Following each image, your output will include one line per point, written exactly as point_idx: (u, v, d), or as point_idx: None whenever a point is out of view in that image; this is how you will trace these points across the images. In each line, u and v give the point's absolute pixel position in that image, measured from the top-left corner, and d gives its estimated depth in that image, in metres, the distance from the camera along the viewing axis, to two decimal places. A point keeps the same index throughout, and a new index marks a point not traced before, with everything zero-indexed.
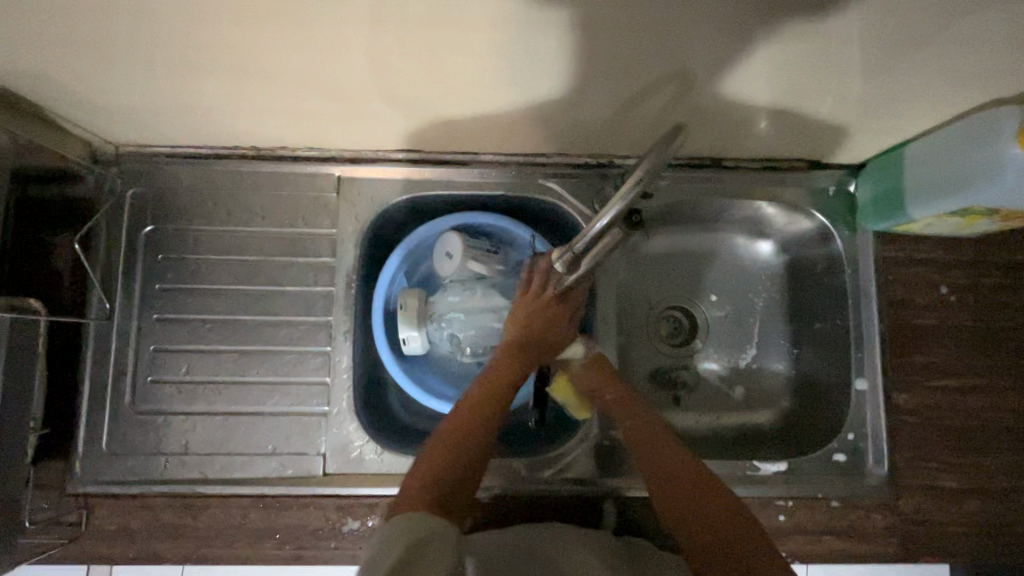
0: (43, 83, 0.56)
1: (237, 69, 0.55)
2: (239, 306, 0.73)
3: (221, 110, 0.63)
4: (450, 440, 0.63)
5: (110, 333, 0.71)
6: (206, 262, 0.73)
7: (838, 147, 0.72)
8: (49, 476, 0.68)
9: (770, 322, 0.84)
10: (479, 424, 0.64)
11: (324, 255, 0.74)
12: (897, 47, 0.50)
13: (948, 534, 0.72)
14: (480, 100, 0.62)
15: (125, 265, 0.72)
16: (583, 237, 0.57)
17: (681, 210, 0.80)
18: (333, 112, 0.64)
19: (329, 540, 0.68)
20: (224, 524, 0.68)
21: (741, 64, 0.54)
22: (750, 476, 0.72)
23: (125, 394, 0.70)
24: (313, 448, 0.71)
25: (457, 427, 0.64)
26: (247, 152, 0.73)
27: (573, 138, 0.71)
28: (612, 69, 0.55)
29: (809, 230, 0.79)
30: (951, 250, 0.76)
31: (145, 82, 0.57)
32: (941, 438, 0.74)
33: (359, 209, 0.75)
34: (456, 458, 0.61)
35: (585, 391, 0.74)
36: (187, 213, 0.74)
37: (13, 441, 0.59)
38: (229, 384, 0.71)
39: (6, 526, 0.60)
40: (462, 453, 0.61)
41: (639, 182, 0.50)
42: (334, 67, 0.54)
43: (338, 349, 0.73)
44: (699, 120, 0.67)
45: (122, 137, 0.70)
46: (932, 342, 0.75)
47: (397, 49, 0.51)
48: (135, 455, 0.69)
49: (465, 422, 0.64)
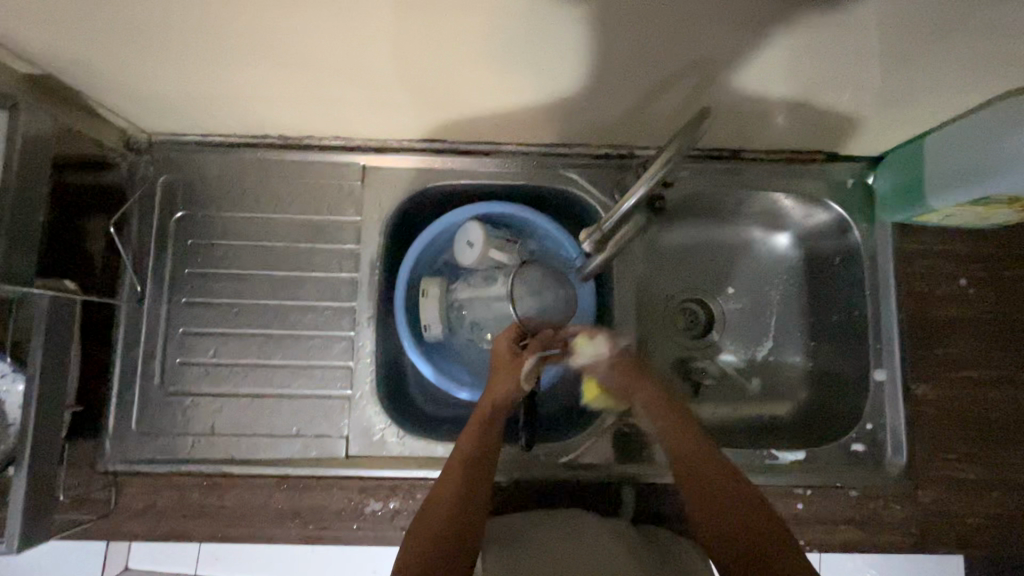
0: (85, 71, 0.58)
1: (271, 59, 0.56)
2: (265, 291, 0.74)
3: (252, 100, 0.65)
4: (427, 515, 0.63)
5: (140, 316, 0.73)
6: (234, 247, 0.75)
7: (857, 139, 0.72)
8: (80, 453, 0.70)
9: (787, 315, 0.83)
10: (448, 493, 0.63)
11: (348, 243, 0.76)
12: (919, 37, 0.51)
13: (966, 526, 0.72)
14: (504, 90, 0.63)
15: (156, 249, 0.74)
16: (612, 215, 0.59)
17: (699, 202, 0.80)
18: (361, 102, 0.66)
19: (350, 520, 0.71)
20: (250, 504, 0.71)
21: (764, 54, 0.55)
22: (768, 464, 0.72)
23: (154, 375, 0.72)
24: (336, 430, 0.72)
25: (432, 502, 0.64)
26: (275, 140, 0.75)
27: (594, 129, 0.73)
28: (636, 60, 0.56)
29: (827, 223, 0.79)
30: (969, 242, 0.77)
31: (182, 71, 0.59)
32: (961, 429, 0.74)
33: (383, 197, 0.77)
34: (433, 532, 0.61)
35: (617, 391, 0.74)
36: (215, 199, 0.75)
37: (50, 417, 0.61)
38: (255, 367, 0.73)
39: (42, 500, 0.61)
40: (439, 526, 0.61)
41: (666, 165, 0.51)
42: (364, 57, 0.56)
43: (361, 334, 0.74)
44: (719, 112, 0.68)
45: (155, 125, 0.71)
46: (950, 334, 0.75)
47: (428, 39, 0.53)
48: (162, 435, 0.71)
49: (437, 495, 0.64)
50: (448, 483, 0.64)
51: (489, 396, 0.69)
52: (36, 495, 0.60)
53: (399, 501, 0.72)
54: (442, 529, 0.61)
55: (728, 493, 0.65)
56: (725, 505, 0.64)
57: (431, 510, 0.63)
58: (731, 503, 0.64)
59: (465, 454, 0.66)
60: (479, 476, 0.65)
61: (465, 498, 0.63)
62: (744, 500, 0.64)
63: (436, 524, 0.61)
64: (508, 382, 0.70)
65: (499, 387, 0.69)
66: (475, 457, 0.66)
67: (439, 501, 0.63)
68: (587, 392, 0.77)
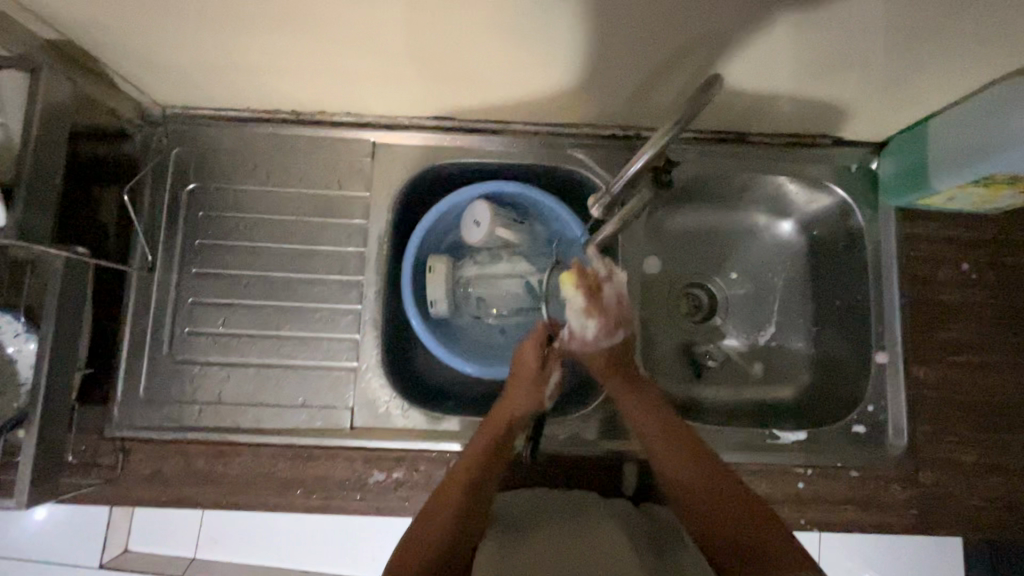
0: (104, 37, 0.59)
1: (286, 29, 0.57)
2: (273, 263, 0.75)
3: (267, 72, 0.66)
4: (427, 525, 0.62)
5: (151, 284, 0.74)
6: (244, 220, 0.76)
7: (861, 122, 0.73)
8: (88, 419, 0.70)
9: (791, 301, 0.84)
10: (452, 508, 0.62)
11: (357, 218, 0.77)
12: (925, 15, 0.52)
13: (967, 507, 0.72)
14: (514, 67, 0.64)
15: (167, 220, 0.75)
16: (622, 177, 0.59)
17: (705, 185, 0.81)
18: (373, 76, 0.66)
19: (354, 491, 0.71)
20: (254, 472, 0.71)
21: (772, 33, 0.56)
22: (770, 443, 0.73)
23: (163, 343, 0.73)
24: (341, 401, 0.73)
25: (433, 511, 0.63)
26: (287, 115, 0.76)
27: (602, 109, 0.73)
28: (647, 36, 0.57)
29: (829, 207, 0.80)
30: (972, 227, 0.78)
31: (197, 40, 0.60)
32: (962, 412, 0.74)
33: (392, 174, 0.78)
34: (434, 545, 0.61)
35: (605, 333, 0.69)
36: (227, 172, 0.76)
37: (60, 379, 0.62)
38: (263, 338, 0.74)
39: (51, 462, 0.62)
40: (440, 539, 0.61)
41: (680, 122, 0.52)
42: (377, 29, 0.57)
43: (368, 307, 0.75)
44: (727, 92, 0.69)
45: (170, 97, 0.73)
46: (953, 318, 0.76)
47: (441, 10, 0.53)
48: (170, 402, 0.71)
49: (438, 508, 0.63)
50: (452, 495, 0.63)
51: (509, 411, 0.68)
52: (46, 454, 0.61)
53: (403, 472, 0.72)
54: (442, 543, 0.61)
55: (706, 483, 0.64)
56: (699, 495, 0.64)
57: (431, 519, 0.62)
58: (709, 495, 0.64)
59: (473, 467, 0.65)
60: (485, 488, 0.65)
61: (470, 513, 0.63)
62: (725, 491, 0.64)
63: (437, 537, 0.61)
64: (530, 398, 0.69)
65: (521, 404, 0.69)
66: (482, 470, 0.65)
67: (441, 512, 0.62)
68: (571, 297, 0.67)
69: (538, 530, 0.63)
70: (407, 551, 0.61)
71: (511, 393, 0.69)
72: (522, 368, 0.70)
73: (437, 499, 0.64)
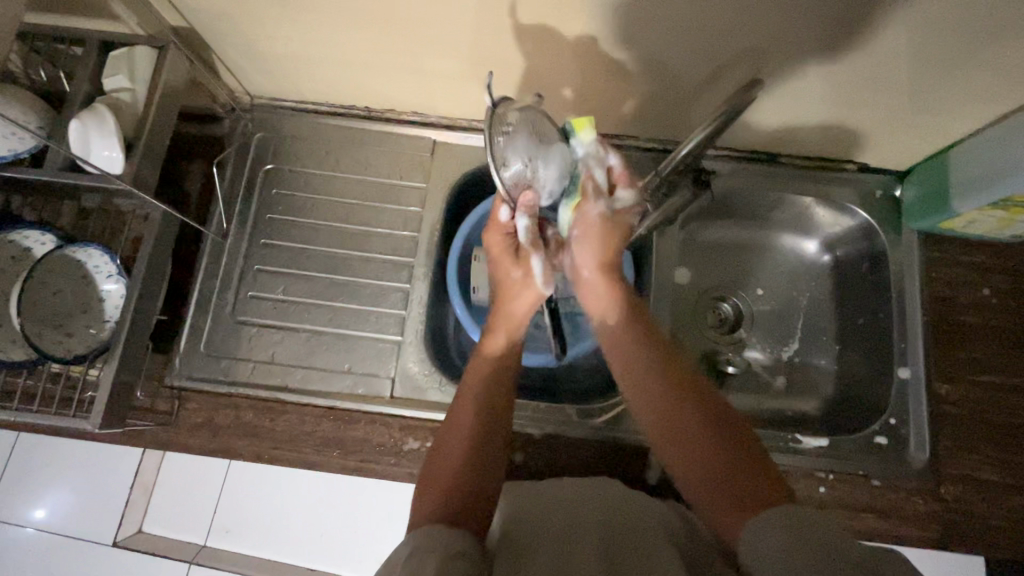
0: (220, 26, 0.68)
1: (376, 30, 0.66)
2: (333, 240, 0.82)
3: (352, 69, 0.75)
4: (433, 480, 0.55)
5: (223, 249, 0.81)
6: (312, 200, 0.83)
7: (888, 149, 0.79)
8: (153, 365, 0.77)
9: (815, 317, 0.88)
10: (455, 457, 0.57)
11: (413, 206, 0.84)
12: (949, 46, 0.58)
13: (989, 526, 0.73)
14: (571, 80, 0.72)
15: (244, 194, 0.83)
16: (670, 160, 0.62)
17: (738, 202, 0.86)
18: (444, 79, 0.75)
19: (389, 456, 0.74)
20: (298, 429, 0.75)
21: (808, 60, 0.63)
22: (791, 446, 0.75)
23: (227, 305, 0.79)
24: (384, 371, 0.77)
25: (435, 469, 0.56)
26: (361, 111, 0.85)
27: (646, 122, 0.80)
28: (694, 54, 0.64)
29: (853, 229, 0.84)
30: (992, 255, 0.82)
31: (299, 34, 0.68)
32: (985, 430, 0.76)
33: (448, 169, 0.85)
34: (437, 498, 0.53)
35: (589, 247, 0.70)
36: (301, 156, 0.85)
37: (142, 322, 0.68)
38: (318, 306, 0.80)
39: (122, 396, 0.68)
40: (452, 477, 0.54)
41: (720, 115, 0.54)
42: (457, 34, 0.65)
43: (416, 288, 0.81)
44: (763, 113, 0.75)
45: (262, 88, 0.82)
46: (974, 339, 0.79)
47: (516, 21, 0.61)
48: (228, 357, 0.77)
49: (439, 452, 0.58)
50: (455, 448, 0.58)
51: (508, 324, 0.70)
52: (119, 388, 0.66)
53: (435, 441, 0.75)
54: (457, 485, 0.54)
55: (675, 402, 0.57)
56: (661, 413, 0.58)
57: (438, 472, 0.56)
58: (678, 416, 0.56)
59: (470, 409, 0.61)
60: (490, 422, 0.60)
61: (484, 445, 0.58)
62: (703, 414, 0.55)
63: (444, 489, 0.54)
64: (524, 298, 0.72)
65: (517, 318, 0.71)
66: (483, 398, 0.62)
67: (446, 460, 0.57)
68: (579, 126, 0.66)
69: (551, 505, 0.63)
70: (415, 506, 0.54)
71: (506, 315, 0.71)
72: (503, 272, 0.74)
73: (439, 448, 0.59)
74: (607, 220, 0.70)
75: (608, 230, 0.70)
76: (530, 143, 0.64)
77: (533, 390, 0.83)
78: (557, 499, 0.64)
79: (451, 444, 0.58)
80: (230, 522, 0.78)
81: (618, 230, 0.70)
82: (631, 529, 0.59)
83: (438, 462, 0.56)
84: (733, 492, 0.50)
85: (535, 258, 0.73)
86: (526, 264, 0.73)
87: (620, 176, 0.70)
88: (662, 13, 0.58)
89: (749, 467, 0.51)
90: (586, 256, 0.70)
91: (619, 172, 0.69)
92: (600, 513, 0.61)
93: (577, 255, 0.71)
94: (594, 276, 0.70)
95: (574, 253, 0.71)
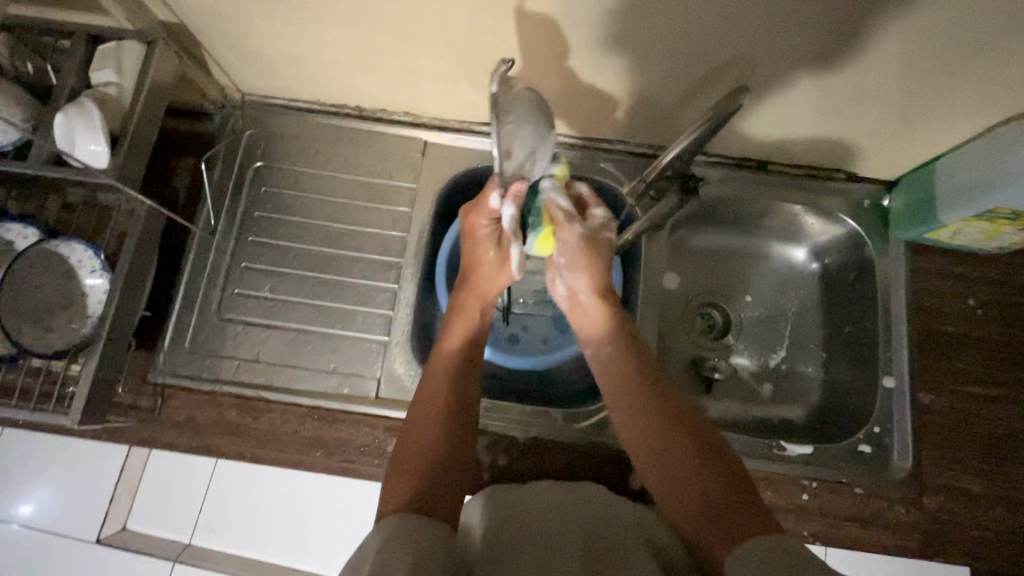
0: (210, 22, 0.68)
1: (364, 29, 0.66)
2: (321, 239, 0.82)
3: (343, 68, 0.75)
4: (403, 463, 0.56)
5: (210, 247, 0.80)
6: (301, 199, 0.83)
7: (877, 159, 0.79)
8: (138, 361, 0.77)
9: (802, 324, 0.88)
10: (428, 441, 0.58)
11: (402, 206, 0.84)
12: (934, 58, 0.58)
13: (970, 536, 0.74)
14: (561, 85, 0.72)
15: (233, 192, 0.83)
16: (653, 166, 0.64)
17: (727, 208, 0.86)
18: (434, 81, 0.75)
19: (371, 456, 0.76)
20: (280, 429, 0.76)
21: (796, 70, 0.63)
22: (774, 453, 0.74)
23: (213, 302, 0.79)
24: (369, 372, 0.77)
25: (407, 456, 0.57)
26: (352, 111, 0.85)
27: (637, 128, 0.80)
28: (684, 61, 0.64)
29: (841, 237, 0.85)
30: (978, 266, 0.82)
31: (289, 32, 0.68)
32: (968, 441, 0.77)
33: (438, 170, 0.85)
34: (412, 483, 0.53)
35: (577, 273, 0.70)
36: (291, 154, 0.84)
37: (125, 318, 0.68)
38: (304, 306, 0.79)
39: (103, 392, 0.67)
40: (422, 463, 0.55)
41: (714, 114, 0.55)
42: (446, 35, 0.65)
43: (404, 288, 0.80)
44: (753, 122, 0.75)
45: (252, 85, 0.82)
46: (959, 349, 0.80)
47: (504, 24, 0.61)
48: (212, 355, 0.77)
49: (411, 437, 0.59)
50: (426, 434, 0.58)
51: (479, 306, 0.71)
52: (100, 384, 0.66)
53: None
54: (427, 474, 0.54)
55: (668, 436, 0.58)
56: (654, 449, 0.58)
57: (410, 457, 0.56)
58: (669, 451, 0.57)
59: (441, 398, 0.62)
60: (463, 414, 0.61)
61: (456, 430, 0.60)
62: (693, 452, 0.55)
63: (415, 475, 0.54)
64: (500, 280, 0.72)
65: (489, 298, 0.72)
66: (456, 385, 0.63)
67: (417, 445, 0.57)
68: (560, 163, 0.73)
69: (533, 513, 0.62)
70: (385, 493, 0.54)
71: (479, 296, 0.71)
72: (481, 255, 0.71)
73: (410, 432, 0.59)
74: (590, 240, 0.70)
75: (592, 250, 0.70)
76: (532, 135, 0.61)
77: (519, 393, 0.83)
78: (545, 509, 0.63)
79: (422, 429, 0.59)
80: (212, 521, 0.77)
81: (603, 249, 0.71)
82: (617, 542, 0.58)
83: (409, 450, 0.57)
84: (724, 522, 0.49)
85: (514, 246, 0.70)
86: (507, 249, 0.70)
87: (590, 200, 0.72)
88: (651, 20, 0.58)
89: (740, 500, 0.50)
90: (581, 282, 0.69)
91: (588, 197, 0.73)
92: (583, 526, 0.60)
93: (570, 281, 0.70)
94: (591, 301, 0.69)
95: (568, 278, 0.70)
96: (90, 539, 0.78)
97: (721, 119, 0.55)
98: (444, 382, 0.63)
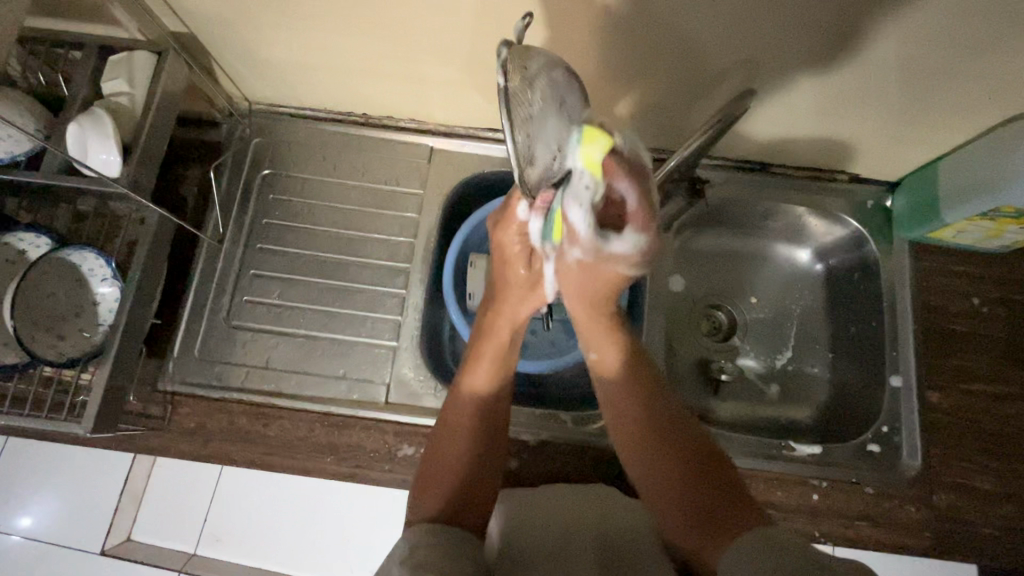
0: (220, 32, 0.69)
1: (373, 37, 0.66)
2: (329, 246, 0.82)
3: (350, 76, 0.76)
4: (430, 473, 0.61)
5: (219, 254, 0.81)
6: (309, 206, 0.84)
7: (880, 159, 0.80)
8: (148, 369, 0.77)
9: (808, 325, 0.88)
10: (458, 456, 0.61)
11: (409, 212, 0.84)
12: (934, 59, 0.59)
13: (980, 533, 0.74)
14: None
15: (241, 200, 0.83)
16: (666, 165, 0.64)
17: (732, 210, 0.86)
18: (441, 88, 0.75)
19: (383, 462, 0.74)
20: (291, 436, 0.75)
21: (800, 72, 0.64)
22: (784, 453, 0.75)
23: (222, 309, 0.79)
24: (379, 377, 0.77)
25: (436, 465, 0.61)
26: (359, 118, 0.86)
27: (642, 132, 0.81)
28: (689, 65, 0.65)
29: (844, 238, 0.85)
30: (981, 265, 0.83)
31: (297, 40, 0.69)
32: (975, 438, 0.77)
33: (445, 176, 0.85)
34: (441, 494, 0.58)
35: (570, 291, 0.66)
36: (299, 162, 0.85)
37: (137, 326, 0.68)
38: (313, 312, 0.80)
39: (115, 399, 0.67)
40: (451, 476, 0.59)
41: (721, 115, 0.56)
42: (453, 43, 0.66)
43: (412, 293, 0.81)
44: (758, 125, 0.76)
45: (260, 93, 0.82)
46: (965, 347, 0.80)
47: (513, 30, 0.62)
48: (222, 362, 0.77)
49: (440, 447, 0.62)
50: (456, 451, 0.61)
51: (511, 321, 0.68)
52: (112, 392, 0.66)
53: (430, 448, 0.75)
54: (454, 483, 0.59)
55: (657, 444, 0.61)
56: (643, 451, 0.62)
57: (439, 467, 0.61)
58: (663, 454, 0.61)
59: (469, 412, 0.64)
60: (490, 425, 0.64)
61: (485, 446, 0.62)
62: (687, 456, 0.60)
63: (443, 484, 0.59)
64: (532, 299, 0.69)
65: (522, 312, 0.69)
66: (487, 399, 0.65)
67: (445, 455, 0.61)
68: (587, 136, 0.53)
69: (545, 522, 0.62)
70: (417, 497, 0.59)
71: (511, 308, 0.69)
72: (510, 272, 0.69)
73: (439, 442, 0.63)
74: (590, 268, 0.62)
75: (590, 279, 0.63)
76: (556, 121, 0.51)
77: (527, 396, 0.83)
78: (558, 515, 0.63)
79: (450, 443, 0.62)
80: (220, 530, 0.77)
81: (602, 279, 0.63)
82: (629, 556, 0.58)
83: (438, 461, 0.61)
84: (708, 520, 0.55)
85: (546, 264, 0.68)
86: (540, 267, 0.69)
87: (631, 216, 0.58)
88: (657, 25, 0.59)
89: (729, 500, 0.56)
90: (570, 301, 0.67)
91: (631, 210, 0.58)
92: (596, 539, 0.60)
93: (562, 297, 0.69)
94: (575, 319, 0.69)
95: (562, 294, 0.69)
96: (99, 548, 0.78)
97: (728, 120, 0.56)
98: (471, 397, 0.65)
